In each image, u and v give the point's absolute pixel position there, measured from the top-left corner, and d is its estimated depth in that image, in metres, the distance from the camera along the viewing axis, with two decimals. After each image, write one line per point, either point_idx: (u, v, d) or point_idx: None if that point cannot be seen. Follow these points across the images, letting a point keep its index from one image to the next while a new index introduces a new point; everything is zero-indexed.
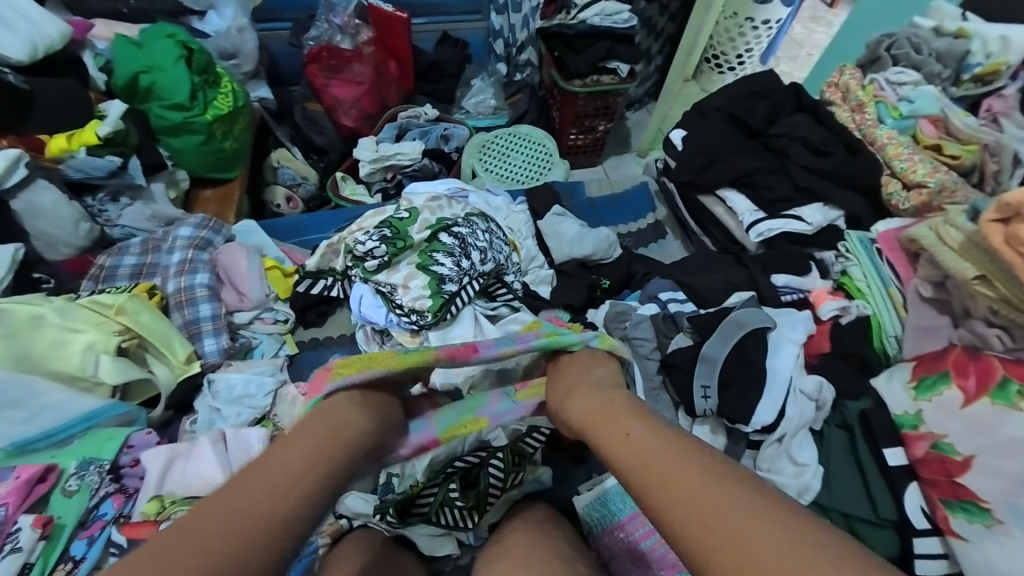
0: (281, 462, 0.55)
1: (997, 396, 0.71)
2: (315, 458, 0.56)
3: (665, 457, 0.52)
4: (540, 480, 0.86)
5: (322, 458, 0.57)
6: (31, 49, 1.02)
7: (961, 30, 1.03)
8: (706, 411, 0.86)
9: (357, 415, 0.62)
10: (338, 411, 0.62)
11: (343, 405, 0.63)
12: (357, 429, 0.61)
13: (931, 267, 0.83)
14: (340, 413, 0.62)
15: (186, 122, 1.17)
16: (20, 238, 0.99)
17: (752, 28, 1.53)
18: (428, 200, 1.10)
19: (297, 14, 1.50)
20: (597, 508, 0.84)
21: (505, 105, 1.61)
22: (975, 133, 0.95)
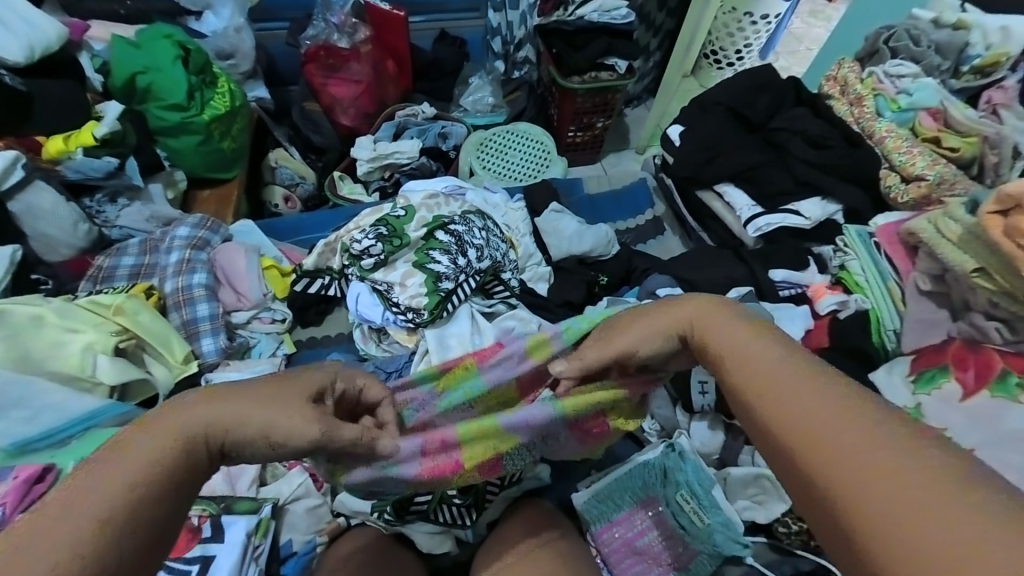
0: (89, 496, 0.40)
1: (998, 389, 0.72)
2: (173, 467, 0.44)
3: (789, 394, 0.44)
4: (536, 476, 0.85)
5: (173, 472, 0.44)
6: (28, 50, 1.02)
7: (961, 21, 1.01)
8: (705, 407, 0.88)
9: (248, 423, 0.48)
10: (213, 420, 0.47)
11: (228, 403, 0.48)
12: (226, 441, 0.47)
13: (930, 260, 0.82)
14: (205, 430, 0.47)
15: (184, 123, 1.17)
16: (19, 239, 1.00)
17: (751, 23, 1.54)
18: (425, 198, 1.11)
19: (294, 14, 1.50)
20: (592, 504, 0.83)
21: (503, 102, 1.60)
22: (975, 125, 0.93)
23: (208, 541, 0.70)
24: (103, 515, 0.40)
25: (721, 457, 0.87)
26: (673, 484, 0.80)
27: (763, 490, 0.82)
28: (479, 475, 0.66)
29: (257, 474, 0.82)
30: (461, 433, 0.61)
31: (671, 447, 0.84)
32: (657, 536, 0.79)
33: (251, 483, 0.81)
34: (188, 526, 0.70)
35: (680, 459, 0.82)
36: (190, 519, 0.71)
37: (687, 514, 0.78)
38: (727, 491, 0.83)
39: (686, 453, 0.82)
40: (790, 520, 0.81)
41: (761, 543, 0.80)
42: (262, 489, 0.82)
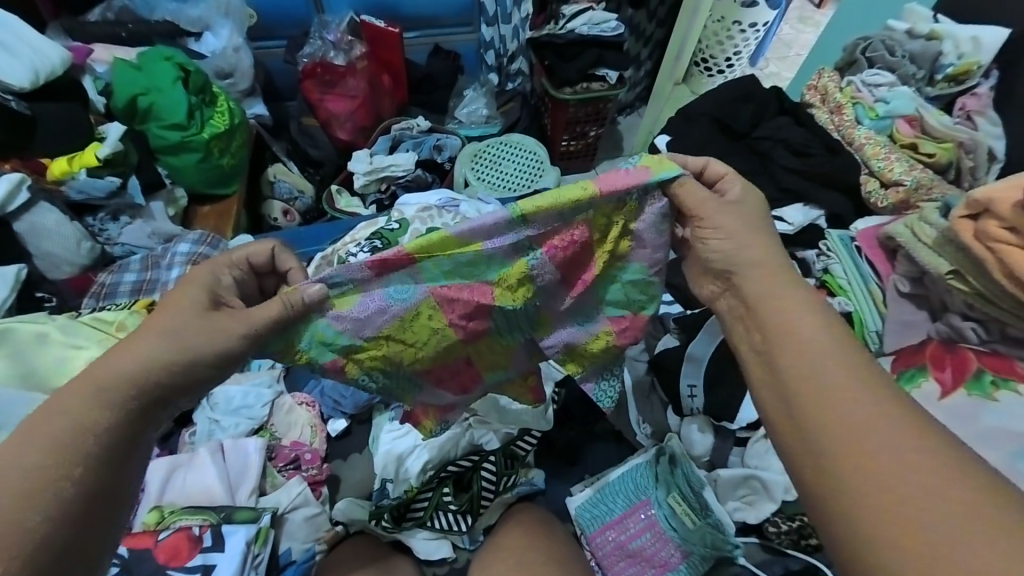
0: (38, 432, 0.48)
1: (973, 388, 0.74)
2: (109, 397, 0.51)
3: (830, 365, 0.49)
4: (549, 374, 0.89)
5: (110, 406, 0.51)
6: (32, 75, 1.06)
7: (933, 32, 1.04)
8: (693, 409, 0.91)
9: (157, 356, 0.53)
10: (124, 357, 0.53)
11: (134, 342, 0.54)
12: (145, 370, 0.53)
13: (909, 262, 0.86)
14: (128, 360, 0.53)
15: (183, 142, 1.20)
16: (25, 258, 1.04)
17: (740, 31, 1.57)
18: (418, 211, 1.14)
19: (291, 32, 1.55)
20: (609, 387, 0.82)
21: (497, 114, 1.63)
22: (949, 132, 0.97)
23: (210, 549, 0.71)
24: (59, 443, 0.48)
25: (711, 459, 0.89)
26: (664, 487, 0.83)
27: (754, 490, 0.83)
28: (444, 319, 0.63)
29: (257, 483, 0.84)
30: (411, 248, 0.57)
31: (661, 451, 0.86)
32: (651, 537, 0.81)
33: (250, 492, 0.83)
34: (191, 535, 0.72)
35: (670, 462, 0.85)
36: (192, 528, 0.73)
37: (678, 515, 0.80)
38: (718, 492, 0.84)
39: (676, 457, 0.85)
40: (780, 519, 0.82)
41: (752, 544, 0.82)
42: (262, 498, 0.84)
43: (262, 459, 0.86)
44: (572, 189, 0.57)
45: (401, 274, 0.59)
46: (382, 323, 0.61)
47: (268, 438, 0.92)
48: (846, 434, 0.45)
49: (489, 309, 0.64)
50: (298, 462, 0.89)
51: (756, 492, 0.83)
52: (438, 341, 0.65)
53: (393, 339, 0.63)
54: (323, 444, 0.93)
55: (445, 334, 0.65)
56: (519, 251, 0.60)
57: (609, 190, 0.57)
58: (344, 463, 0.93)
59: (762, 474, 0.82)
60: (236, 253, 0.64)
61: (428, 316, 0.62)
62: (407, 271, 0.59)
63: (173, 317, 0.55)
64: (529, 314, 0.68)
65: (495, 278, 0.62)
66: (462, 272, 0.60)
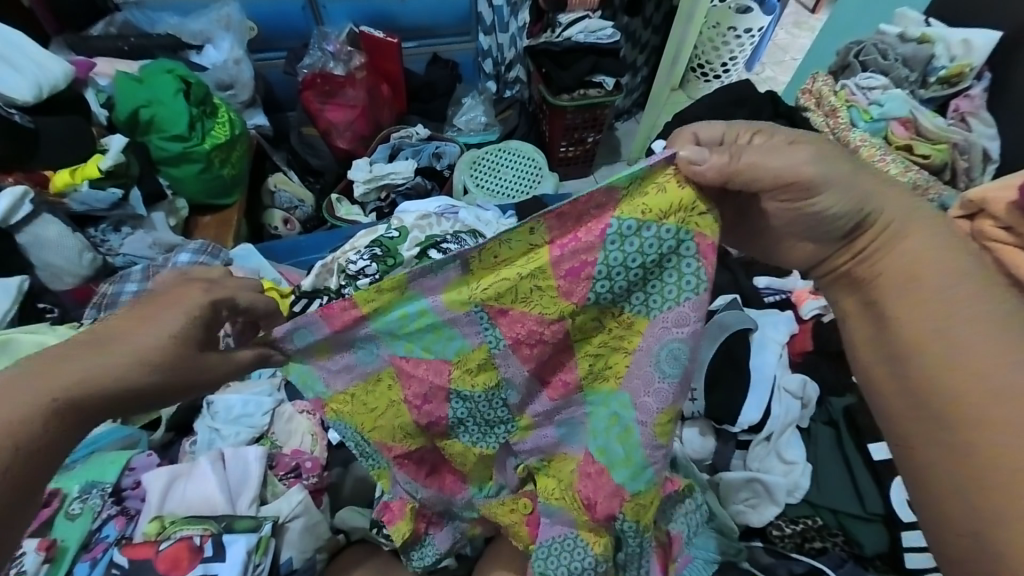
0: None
1: None
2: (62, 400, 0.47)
3: (966, 306, 0.51)
4: None
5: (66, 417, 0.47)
6: (36, 89, 1.07)
7: (925, 36, 1.06)
8: (695, 414, 0.90)
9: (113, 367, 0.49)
10: (63, 374, 0.47)
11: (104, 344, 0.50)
12: (100, 393, 0.48)
13: None
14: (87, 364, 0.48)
15: (185, 152, 1.21)
16: (27, 269, 1.05)
17: (735, 37, 1.59)
18: (418, 219, 1.15)
19: (292, 43, 1.57)
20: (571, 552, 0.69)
21: (495, 121, 1.64)
22: (943, 133, 0.98)
23: (211, 559, 0.71)
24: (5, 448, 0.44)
25: (714, 462, 0.89)
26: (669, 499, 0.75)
27: (756, 493, 0.83)
28: (401, 394, 0.65)
29: (258, 492, 0.83)
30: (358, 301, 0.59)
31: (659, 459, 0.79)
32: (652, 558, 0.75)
33: (251, 501, 0.82)
34: (191, 545, 0.71)
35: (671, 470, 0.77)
36: (193, 538, 0.72)
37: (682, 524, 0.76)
38: (722, 495, 0.84)
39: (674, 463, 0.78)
40: (784, 523, 0.82)
41: (756, 547, 0.82)
42: (263, 507, 0.83)
43: (262, 467, 0.86)
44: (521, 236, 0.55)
45: (363, 340, 0.62)
46: (348, 381, 0.66)
47: (269, 446, 0.92)
48: (951, 367, 0.50)
49: (446, 391, 0.64)
50: (299, 471, 0.89)
51: (766, 499, 0.83)
52: (392, 418, 0.66)
53: (352, 404, 0.66)
54: (323, 452, 0.93)
55: (400, 411, 0.66)
56: (470, 318, 0.60)
57: (551, 227, 0.55)
58: (345, 471, 0.94)
59: (766, 477, 0.82)
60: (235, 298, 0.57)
61: (388, 385, 0.65)
62: (368, 338, 0.62)
63: (120, 347, 0.50)
64: (492, 406, 0.66)
65: (453, 354, 0.63)
66: (421, 346, 0.62)
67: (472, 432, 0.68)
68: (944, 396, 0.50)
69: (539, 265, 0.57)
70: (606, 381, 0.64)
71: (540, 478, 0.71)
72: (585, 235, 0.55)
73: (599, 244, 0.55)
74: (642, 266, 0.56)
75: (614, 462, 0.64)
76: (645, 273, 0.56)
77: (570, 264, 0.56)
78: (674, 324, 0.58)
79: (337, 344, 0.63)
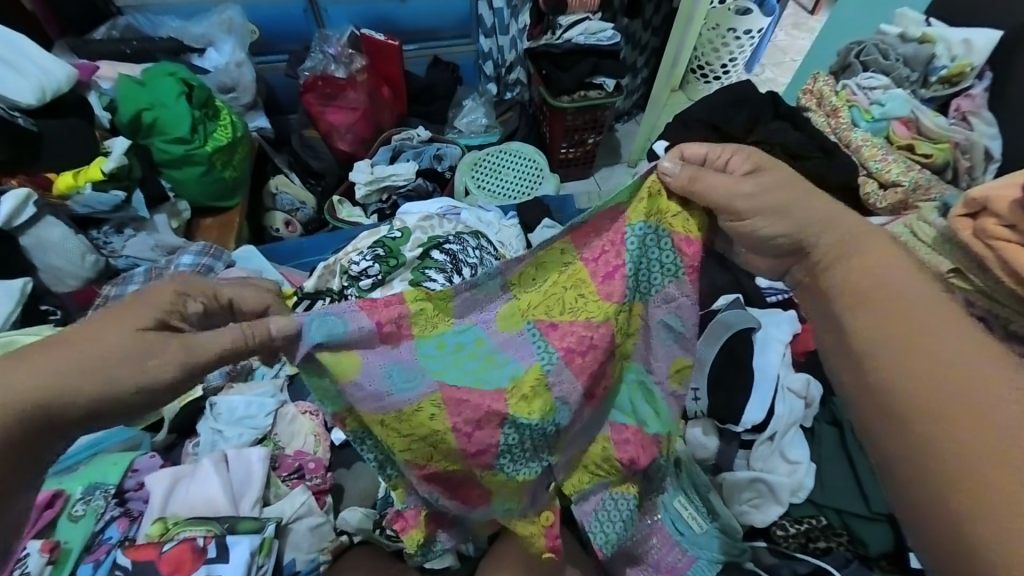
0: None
1: None
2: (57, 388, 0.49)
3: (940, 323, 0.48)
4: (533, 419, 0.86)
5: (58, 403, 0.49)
6: (39, 92, 1.08)
7: (926, 36, 1.05)
8: (698, 412, 0.91)
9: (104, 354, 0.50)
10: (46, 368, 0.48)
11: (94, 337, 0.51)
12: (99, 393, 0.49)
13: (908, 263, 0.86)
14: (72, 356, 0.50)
15: (187, 155, 1.22)
16: (30, 272, 1.06)
17: (734, 38, 1.60)
18: (420, 220, 1.15)
19: (293, 46, 1.57)
20: (615, 505, 0.74)
21: (496, 123, 1.65)
22: (944, 133, 0.98)
23: (213, 561, 0.70)
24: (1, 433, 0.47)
25: (716, 462, 0.89)
26: (673, 492, 0.78)
27: (760, 493, 0.83)
28: (449, 422, 0.62)
29: (261, 493, 0.83)
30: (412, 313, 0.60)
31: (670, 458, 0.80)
32: (656, 543, 0.79)
33: (254, 503, 0.82)
34: (193, 547, 0.71)
35: (680, 471, 0.79)
36: (195, 539, 0.72)
37: (687, 520, 0.78)
38: (725, 495, 0.84)
39: (682, 463, 0.80)
40: (788, 523, 0.82)
41: (761, 547, 0.81)
42: (266, 508, 0.83)
43: (265, 468, 0.86)
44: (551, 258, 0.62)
45: (403, 360, 0.61)
46: (380, 409, 0.62)
47: (272, 447, 0.92)
48: (934, 375, 0.46)
49: (499, 418, 0.62)
50: (302, 472, 0.90)
51: (771, 500, 0.82)
52: (436, 444, 0.63)
53: (381, 427, 0.63)
54: (327, 453, 0.93)
55: (443, 438, 0.63)
56: (523, 337, 0.63)
57: (582, 241, 0.61)
58: (348, 473, 0.93)
59: (769, 476, 0.82)
60: (218, 286, 0.59)
61: (430, 415, 0.62)
62: (409, 357, 0.61)
63: (105, 337, 0.51)
64: (543, 435, 0.64)
65: (502, 374, 0.62)
66: (472, 377, 0.62)
67: (516, 460, 0.65)
68: (925, 414, 0.45)
69: (578, 278, 0.62)
70: (625, 369, 0.69)
71: (568, 484, 0.74)
72: (608, 246, 0.61)
73: (625, 249, 0.61)
74: (651, 263, 0.62)
75: (644, 419, 0.70)
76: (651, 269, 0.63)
77: (605, 269, 0.61)
78: (662, 302, 0.64)
79: (371, 363, 0.60)
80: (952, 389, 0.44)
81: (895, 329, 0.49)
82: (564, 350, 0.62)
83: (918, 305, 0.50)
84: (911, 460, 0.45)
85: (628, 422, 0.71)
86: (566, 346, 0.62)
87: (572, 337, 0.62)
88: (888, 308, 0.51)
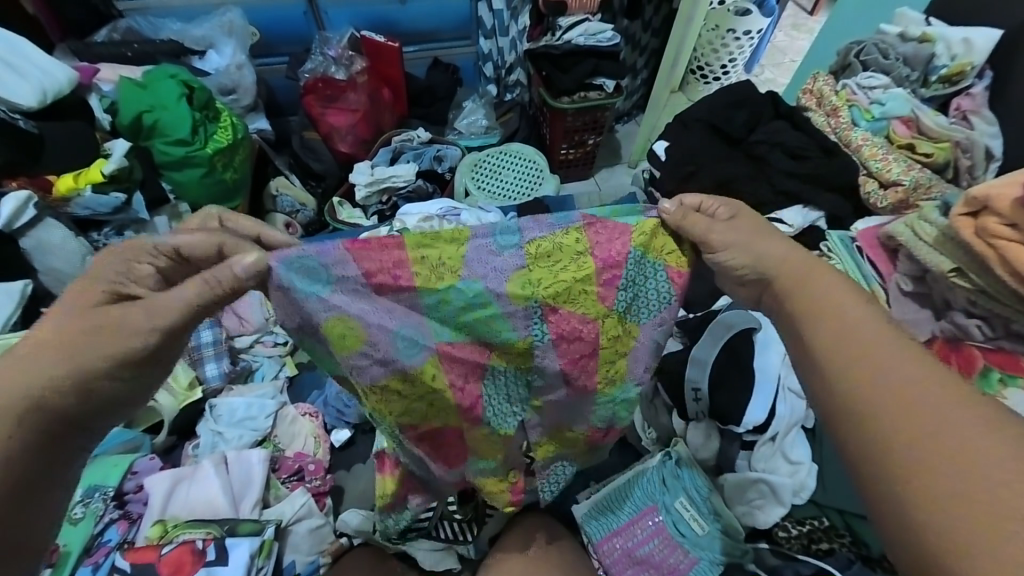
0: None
1: (981, 385, 0.77)
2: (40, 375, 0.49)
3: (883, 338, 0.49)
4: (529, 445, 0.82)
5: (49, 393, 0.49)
6: (40, 95, 1.08)
7: (926, 35, 1.05)
8: (699, 412, 0.91)
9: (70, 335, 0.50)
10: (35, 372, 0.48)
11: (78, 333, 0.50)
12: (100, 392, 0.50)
13: (910, 262, 0.86)
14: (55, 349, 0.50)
15: (188, 157, 1.22)
16: (31, 274, 1.06)
17: (734, 39, 1.60)
18: (420, 221, 1.16)
19: (294, 49, 1.58)
20: (561, 472, 0.77)
21: (496, 124, 1.65)
22: (945, 132, 0.98)
23: (212, 564, 0.70)
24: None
25: (717, 463, 0.89)
26: (672, 492, 0.82)
27: (763, 494, 0.82)
28: (445, 380, 0.58)
29: (261, 495, 0.83)
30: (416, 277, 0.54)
31: (667, 456, 0.85)
32: (659, 544, 0.79)
33: (254, 505, 0.82)
34: (193, 549, 0.71)
35: (678, 467, 0.84)
36: (195, 542, 0.72)
37: (687, 521, 0.80)
38: (726, 496, 0.84)
39: (682, 462, 0.84)
40: (790, 523, 0.82)
41: (762, 549, 0.81)
42: (266, 510, 0.83)
43: (266, 470, 0.86)
44: (568, 244, 0.56)
45: (404, 326, 0.55)
46: (381, 374, 0.57)
47: (272, 449, 0.92)
48: (882, 393, 0.45)
49: (482, 371, 0.60)
50: (302, 473, 0.90)
51: (773, 503, 0.81)
52: (433, 403, 0.61)
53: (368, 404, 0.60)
54: (327, 455, 0.93)
55: (443, 396, 0.60)
56: (526, 312, 0.56)
57: (594, 225, 0.56)
58: (347, 474, 0.94)
59: (771, 477, 0.81)
60: (157, 240, 0.55)
61: (430, 376, 0.58)
62: (408, 320, 0.55)
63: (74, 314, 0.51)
64: (520, 384, 0.63)
65: (498, 342, 0.58)
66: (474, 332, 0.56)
67: (498, 414, 0.64)
68: (880, 431, 0.44)
69: (585, 273, 0.56)
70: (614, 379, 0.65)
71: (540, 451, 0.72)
72: (615, 245, 0.56)
73: (625, 261, 0.57)
74: (638, 281, 0.59)
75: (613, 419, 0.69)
76: (638, 289, 0.59)
77: (608, 273, 0.57)
78: (652, 324, 0.62)
79: (373, 332, 0.54)
80: (902, 402, 0.44)
81: (841, 347, 0.50)
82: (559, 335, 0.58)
83: (865, 332, 0.50)
84: (894, 515, 0.42)
85: (607, 425, 0.70)
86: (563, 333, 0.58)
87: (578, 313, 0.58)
88: (838, 327, 0.51)
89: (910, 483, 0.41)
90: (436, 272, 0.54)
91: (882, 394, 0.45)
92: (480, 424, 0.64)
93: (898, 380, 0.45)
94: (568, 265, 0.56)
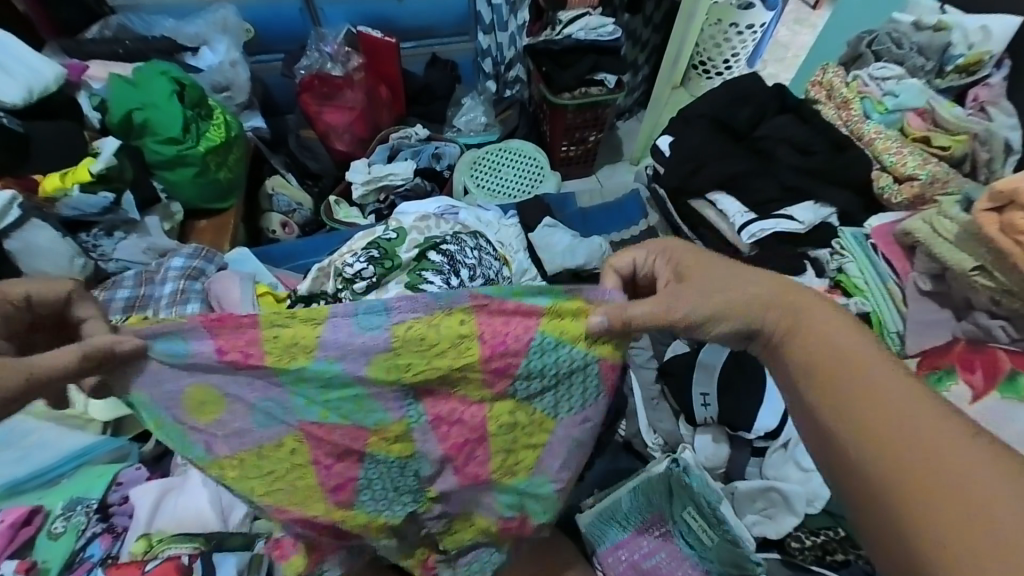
0: None
1: (1005, 389, 0.73)
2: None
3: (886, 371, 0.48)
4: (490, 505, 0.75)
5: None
6: (26, 92, 1.06)
7: (940, 23, 1.01)
8: (706, 419, 0.87)
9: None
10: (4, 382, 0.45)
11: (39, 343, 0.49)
12: None
13: (928, 260, 0.82)
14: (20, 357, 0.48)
15: (179, 156, 1.18)
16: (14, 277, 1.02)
17: (737, 33, 1.56)
18: (417, 220, 1.12)
19: (289, 46, 1.54)
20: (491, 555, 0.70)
21: (495, 121, 1.61)
22: (962, 124, 0.93)
23: None
24: None
25: (726, 471, 0.85)
26: (679, 503, 0.77)
27: (772, 503, 0.79)
28: (308, 456, 0.57)
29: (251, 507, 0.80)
30: (270, 360, 0.54)
31: (674, 463, 0.77)
32: (666, 555, 0.78)
33: (243, 516, 0.79)
34: (179, 565, 0.66)
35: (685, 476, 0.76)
36: (181, 557, 0.67)
37: (698, 530, 0.76)
38: (736, 506, 0.81)
39: (691, 468, 0.76)
40: (802, 534, 0.78)
41: (773, 560, 0.77)
42: (256, 522, 0.80)
43: None
44: (447, 325, 0.54)
45: (262, 398, 0.55)
46: (236, 448, 0.57)
47: None
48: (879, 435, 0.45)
49: (358, 455, 0.57)
50: None
51: (784, 513, 0.79)
52: (297, 481, 0.58)
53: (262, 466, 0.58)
54: None
55: (302, 475, 0.58)
56: (396, 393, 0.56)
57: (483, 308, 0.55)
58: None
59: (782, 485, 0.78)
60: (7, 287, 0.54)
61: (291, 450, 0.57)
62: (268, 394, 0.55)
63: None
64: (400, 482, 0.60)
65: (370, 425, 0.56)
66: (337, 416, 0.55)
67: (377, 499, 0.60)
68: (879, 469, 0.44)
69: (470, 356, 0.55)
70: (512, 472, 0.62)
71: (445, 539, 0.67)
72: (511, 327, 0.55)
73: (523, 350, 0.56)
74: (553, 368, 0.57)
75: (529, 510, 0.64)
76: (552, 377, 0.58)
77: (499, 362, 0.56)
78: (573, 420, 0.60)
79: (231, 402, 0.56)
80: (899, 441, 0.44)
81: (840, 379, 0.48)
82: (434, 416, 0.57)
83: (866, 365, 0.48)
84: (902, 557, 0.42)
85: (516, 514, 0.64)
86: (440, 415, 0.58)
87: (450, 403, 0.57)
88: (841, 361, 0.49)
89: (918, 528, 0.41)
90: (304, 355, 0.53)
91: (880, 429, 0.45)
92: (352, 516, 0.60)
93: (909, 426, 0.44)
94: (447, 348, 0.55)
